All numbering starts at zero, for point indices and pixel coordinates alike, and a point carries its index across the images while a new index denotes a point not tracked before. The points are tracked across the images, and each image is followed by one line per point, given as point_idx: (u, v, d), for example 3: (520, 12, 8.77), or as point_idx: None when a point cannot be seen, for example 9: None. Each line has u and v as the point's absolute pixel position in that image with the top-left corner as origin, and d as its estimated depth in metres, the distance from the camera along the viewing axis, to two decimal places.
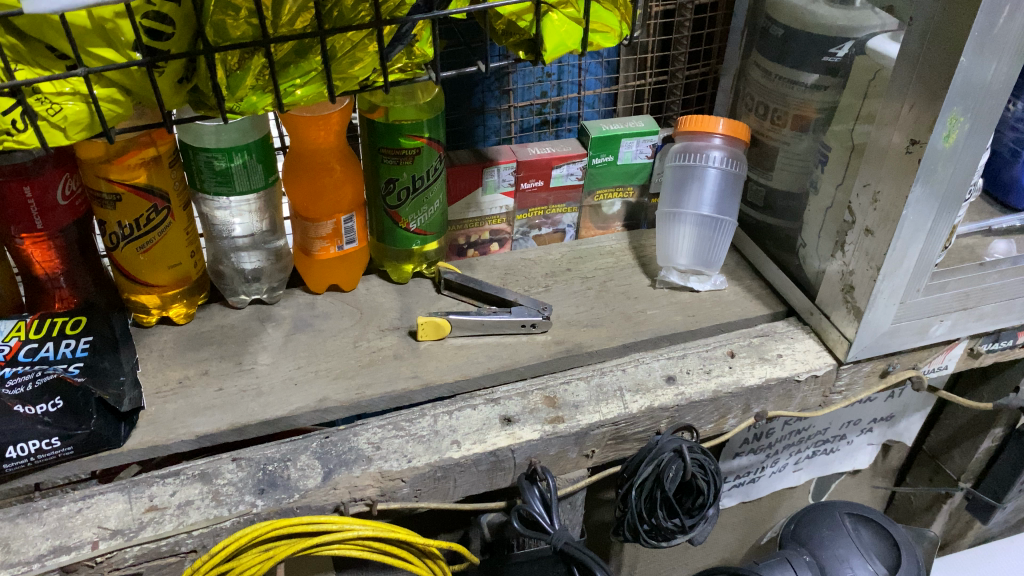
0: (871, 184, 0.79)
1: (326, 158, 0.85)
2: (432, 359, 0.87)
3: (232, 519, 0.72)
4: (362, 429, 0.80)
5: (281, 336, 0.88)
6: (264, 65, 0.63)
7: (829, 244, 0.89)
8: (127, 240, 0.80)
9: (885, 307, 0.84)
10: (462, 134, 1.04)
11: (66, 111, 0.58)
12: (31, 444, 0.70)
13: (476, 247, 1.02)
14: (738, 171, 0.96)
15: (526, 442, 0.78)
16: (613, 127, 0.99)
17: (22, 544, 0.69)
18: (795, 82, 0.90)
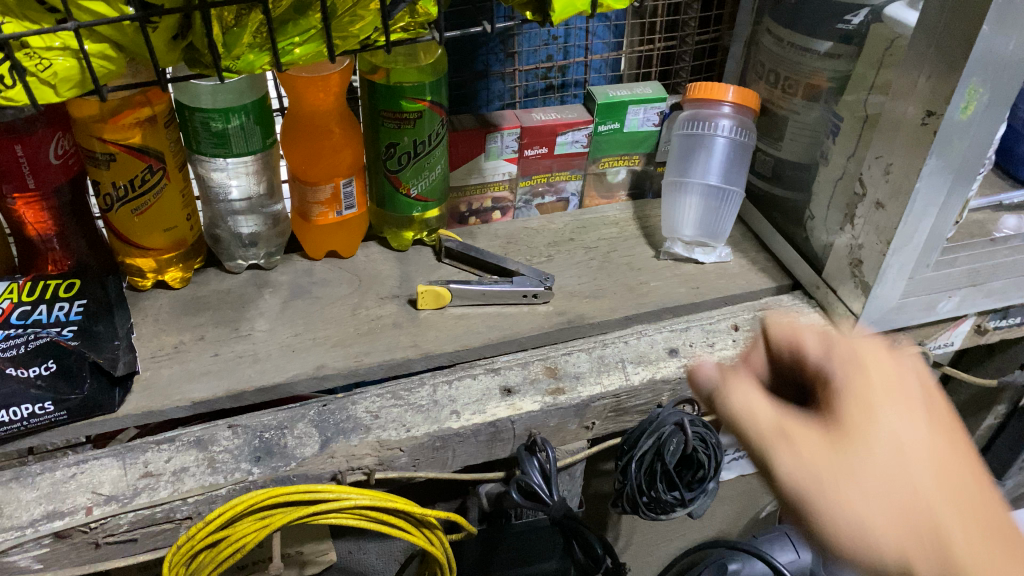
0: (883, 156, 0.77)
1: (325, 120, 0.83)
2: (432, 328, 0.85)
3: (228, 486, 0.71)
4: (360, 398, 0.79)
5: (278, 303, 0.87)
6: (262, 22, 0.60)
7: (838, 217, 0.87)
8: (121, 202, 0.78)
9: (894, 282, 0.82)
10: (464, 98, 1.00)
11: (56, 68, 0.55)
12: (24, 408, 0.69)
13: (477, 215, 1.00)
14: (746, 141, 0.94)
15: (526, 414, 0.78)
16: (619, 93, 0.96)
17: (15, 509, 0.69)
18: (808, 50, 0.88)
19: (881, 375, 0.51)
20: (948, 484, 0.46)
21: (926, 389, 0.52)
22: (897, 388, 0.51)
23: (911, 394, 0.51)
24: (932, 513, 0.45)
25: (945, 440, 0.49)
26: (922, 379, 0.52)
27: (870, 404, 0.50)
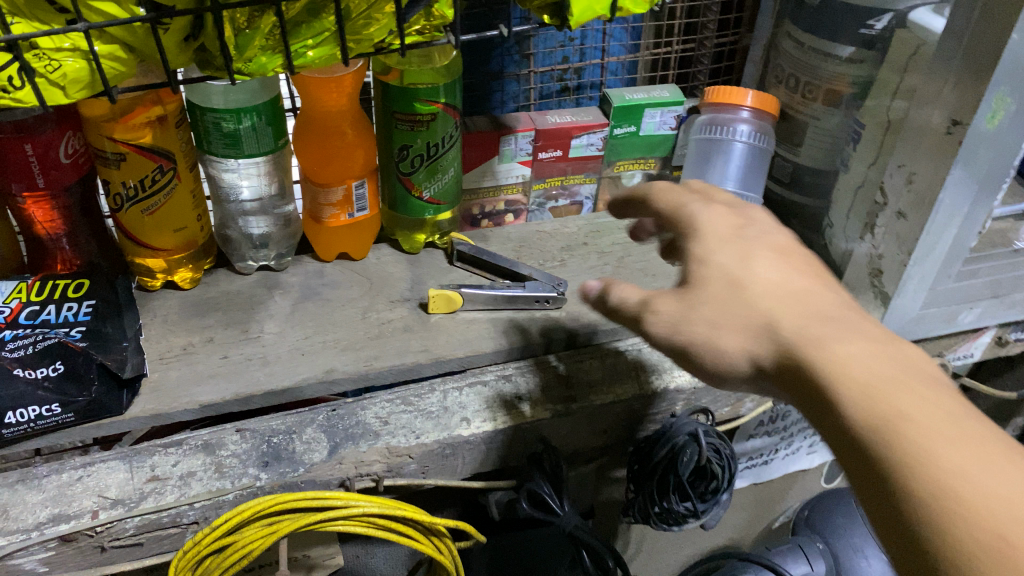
0: (906, 165, 0.76)
1: (338, 122, 0.82)
2: (443, 332, 0.84)
3: (235, 492, 0.70)
4: (369, 403, 0.78)
5: (288, 305, 0.86)
6: (275, 24, 0.59)
7: (858, 226, 0.85)
8: (131, 202, 0.78)
9: (914, 293, 0.81)
10: (478, 99, 0.99)
11: (66, 69, 0.54)
12: (30, 410, 0.69)
13: (490, 218, 1.00)
14: (765, 146, 0.93)
15: (537, 422, 0.76)
16: (636, 96, 0.95)
17: (20, 511, 0.68)
18: (829, 55, 0.86)
19: (718, 226, 0.60)
20: (792, 300, 0.54)
21: (772, 245, 0.59)
22: (732, 239, 0.59)
23: (753, 240, 0.59)
24: (769, 322, 0.53)
25: (796, 268, 0.57)
26: (773, 240, 0.59)
27: (710, 245, 0.59)
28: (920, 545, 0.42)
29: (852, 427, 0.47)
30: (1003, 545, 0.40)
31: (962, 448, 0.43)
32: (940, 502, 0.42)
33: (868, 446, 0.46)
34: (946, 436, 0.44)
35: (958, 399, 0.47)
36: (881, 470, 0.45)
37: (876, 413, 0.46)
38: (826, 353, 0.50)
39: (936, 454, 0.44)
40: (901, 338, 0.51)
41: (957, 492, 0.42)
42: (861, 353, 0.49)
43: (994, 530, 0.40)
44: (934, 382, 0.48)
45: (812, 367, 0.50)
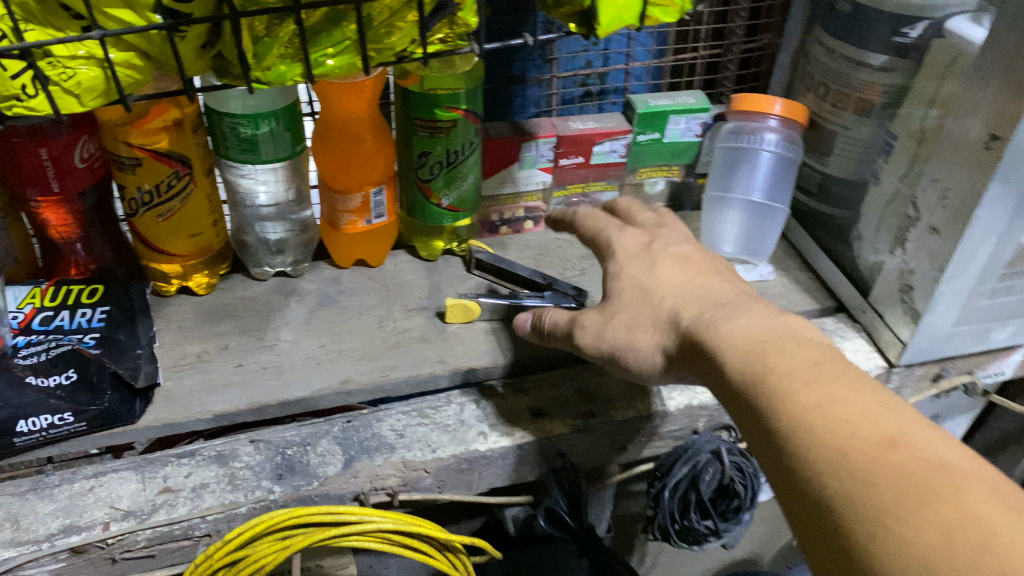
0: (940, 179, 0.74)
1: (357, 127, 0.80)
2: (460, 343, 0.82)
3: (248, 505, 0.69)
4: (385, 416, 0.76)
5: (304, 312, 0.85)
6: (294, 33, 0.57)
7: (888, 239, 0.83)
8: (146, 206, 0.77)
9: (946, 310, 0.78)
10: (499, 104, 0.97)
11: (80, 77, 0.52)
12: (43, 418, 0.68)
13: (510, 224, 0.98)
14: (794, 156, 0.90)
15: (556, 437, 0.75)
16: (661, 102, 0.93)
17: (31, 521, 0.67)
18: (861, 63, 0.83)
19: (628, 246, 0.73)
20: (690, 291, 0.66)
21: (675, 258, 0.70)
22: (641, 256, 0.72)
23: (659, 253, 0.71)
24: (670, 318, 0.64)
25: (695, 270, 0.69)
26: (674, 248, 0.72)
27: (620, 263, 0.72)
28: (785, 470, 0.50)
29: (733, 383, 0.56)
30: (846, 458, 0.47)
31: (816, 388, 0.51)
32: (799, 432, 0.50)
33: (745, 399, 0.54)
34: (805, 379, 0.52)
35: (828, 355, 0.55)
36: (757, 415, 0.53)
37: (752, 373, 0.55)
38: (717, 332, 0.59)
39: (794, 395, 0.52)
40: (785, 314, 0.60)
41: (814, 421, 0.50)
42: (746, 328, 0.58)
43: (840, 445, 0.48)
44: (805, 344, 0.56)
45: (697, 340, 0.60)
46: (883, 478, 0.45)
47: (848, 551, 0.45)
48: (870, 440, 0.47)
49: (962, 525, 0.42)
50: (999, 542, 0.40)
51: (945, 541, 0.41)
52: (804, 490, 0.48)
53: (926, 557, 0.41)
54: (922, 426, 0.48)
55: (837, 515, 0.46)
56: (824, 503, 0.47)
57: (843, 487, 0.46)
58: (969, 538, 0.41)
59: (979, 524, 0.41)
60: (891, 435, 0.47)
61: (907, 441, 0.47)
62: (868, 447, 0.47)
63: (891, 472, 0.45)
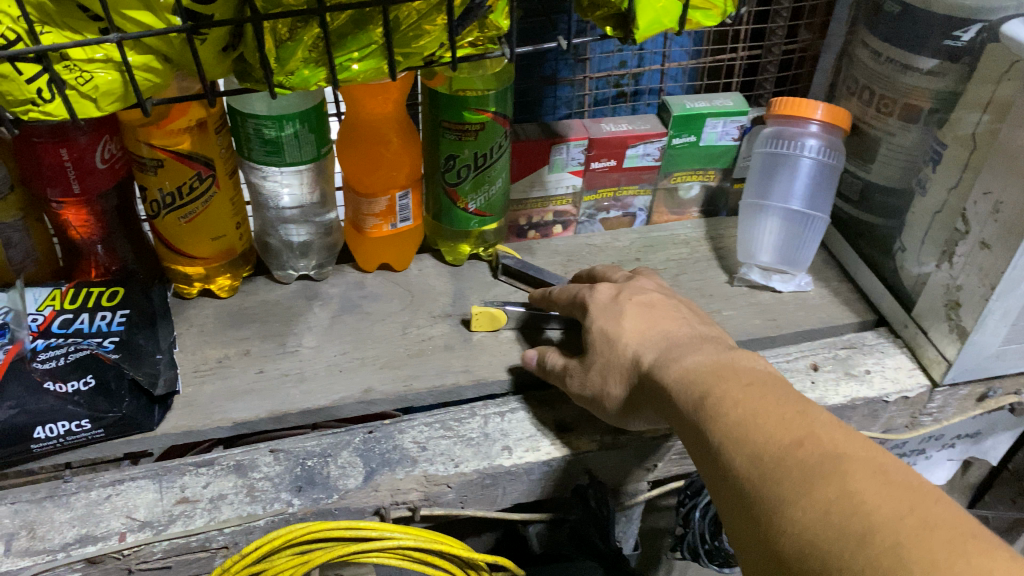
0: (993, 192, 0.70)
1: (383, 130, 0.78)
2: (486, 352, 0.80)
3: (267, 518, 0.67)
4: (407, 427, 0.74)
5: (327, 318, 0.83)
6: (319, 36, 0.55)
7: (934, 252, 0.79)
8: (168, 209, 0.75)
9: (995, 329, 0.74)
10: (530, 105, 0.95)
11: (97, 81, 0.50)
12: (60, 425, 0.66)
13: (537, 229, 0.95)
14: (835, 163, 0.86)
15: (583, 454, 0.72)
16: (697, 104, 0.90)
17: (48, 530, 0.66)
18: (908, 66, 0.79)
19: (599, 301, 0.72)
20: (654, 335, 0.66)
21: (636, 300, 0.70)
22: (608, 305, 0.71)
23: (623, 302, 0.70)
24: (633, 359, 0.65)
25: (661, 315, 0.68)
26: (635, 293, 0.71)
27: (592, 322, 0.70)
28: (713, 480, 0.53)
29: (677, 407, 0.58)
30: (757, 461, 0.49)
31: (742, 402, 0.54)
32: (723, 444, 0.52)
33: (687, 422, 0.57)
34: (733, 397, 0.55)
35: (762, 374, 0.57)
36: (695, 434, 0.56)
37: (690, 400, 0.57)
38: (664, 368, 0.62)
39: (722, 415, 0.54)
40: (734, 347, 0.62)
41: (736, 433, 0.52)
42: (691, 363, 0.60)
43: (753, 451, 0.50)
44: (740, 368, 0.59)
45: (651, 374, 0.62)
46: (785, 474, 0.48)
47: (759, 544, 0.48)
48: (780, 444, 0.50)
49: (839, 502, 0.45)
50: (869, 514, 0.43)
51: (825, 518, 0.44)
52: (728, 496, 0.51)
53: (810, 534, 0.44)
54: (833, 427, 0.51)
55: (751, 514, 0.49)
56: (740, 504, 0.50)
57: (752, 487, 0.49)
58: (844, 514, 0.44)
59: (855, 501, 0.44)
60: (798, 437, 0.49)
61: (813, 441, 0.49)
62: (779, 450, 0.49)
63: (793, 468, 0.48)
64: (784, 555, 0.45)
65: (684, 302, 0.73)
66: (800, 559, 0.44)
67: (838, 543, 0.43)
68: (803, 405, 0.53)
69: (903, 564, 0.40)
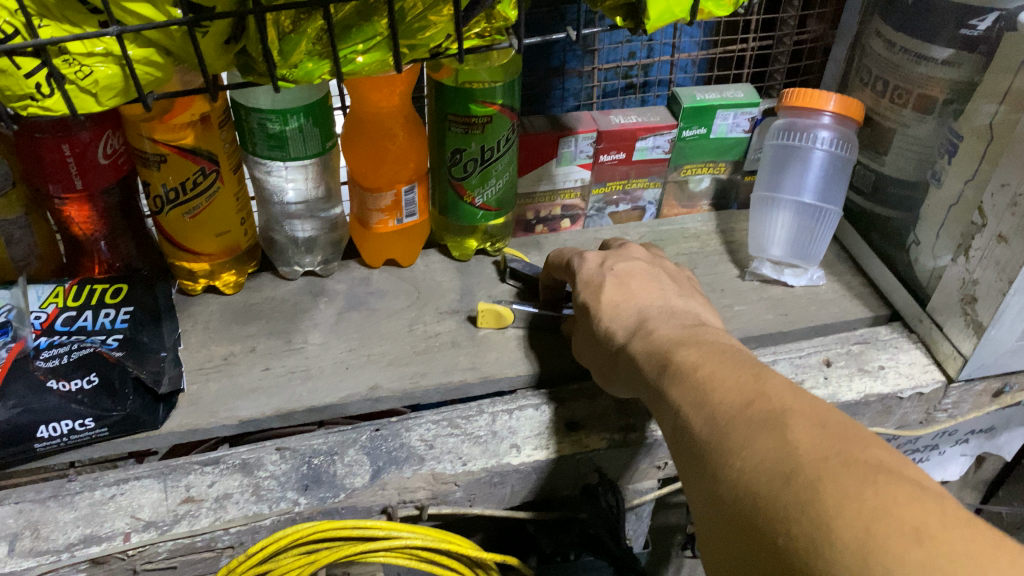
0: (1011, 184, 0.69)
1: (388, 123, 0.77)
2: (494, 349, 0.79)
3: (273, 517, 0.67)
4: (414, 425, 0.73)
5: (333, 314, 0.82)
6: (322, 28, 0.54)
7: (949, 246, 0.78)
8: (171, 204, 0.74)
9: (1012, 324, 0.73)
10: (538, 97, 0.94)
11: (97, 75, 0.49)
12: (64, 424, 0.66)
13: (545, 223, 0.94)
14: (847, 155, 0.84)
15: (592, 452, 0.71)
16: (708, 96, 0.88)
17: (52, 530, 0.66)
18: (923, 56, 0.78)
19: (585, 271, 0.71)
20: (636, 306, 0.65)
21: (619, 270, 0.69)
22: (592, 275, 0.70)
23: (607, 273, 0.69)
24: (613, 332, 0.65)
25: (641, 285, 0.68)
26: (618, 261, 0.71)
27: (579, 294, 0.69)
28: (671, 442, 0.53)
29: (643, 375, 0.59)
30: (708, 419, 0.50)
31: (701, 368, 0.55)
32: (680, 406, 0.53)
33: (652, 391, 0.58)
34: (692, 362, 0.55)
35: (724, 345, 0.58)
36: (659, 401, 0.56)
37: (655, 366, 0.58)
38: (635, 338, 0.62)
39: (681, 379, 0.55)
40: (706, 324, 0.62)
41: (693, 396, 0.53)
42: (662, 333, 0.61)
43: (707, 410, 0.51)
44: (706, 338, 0.59)
45: (624, 348, 0.62)
46: (732, 428, 0.49)
47: (705, 498, 0.49)
48: (731, 402, 0.50)
49: (776, 450, 0.45)
50: (802, 459, 0.44)
51: (761, 464, 0.45)
52: (681, 455, 0.52)
53: (747, 479, 0.45)
54: (784, 387, 0.51)
55: (699, 468, 0.49)
56: (690, 460, 0.50)
57: (701, 442, 0.50)
58: (777, 461, 0.45)
59: (789, 448, 0.45)
60: (748, 395, 0.50)
61: (761, 398, 0.50)
62: (728, 408, 0.50)
63: (739, 422, 0.49)
64: (723, 501, 0.46)
65: (669, 270, 0.72)
66: (736, 504, 0.45)
67: (770, 487, 0.44)
68: (760, 368, 0.54)
69: (823, 499, 0.41)
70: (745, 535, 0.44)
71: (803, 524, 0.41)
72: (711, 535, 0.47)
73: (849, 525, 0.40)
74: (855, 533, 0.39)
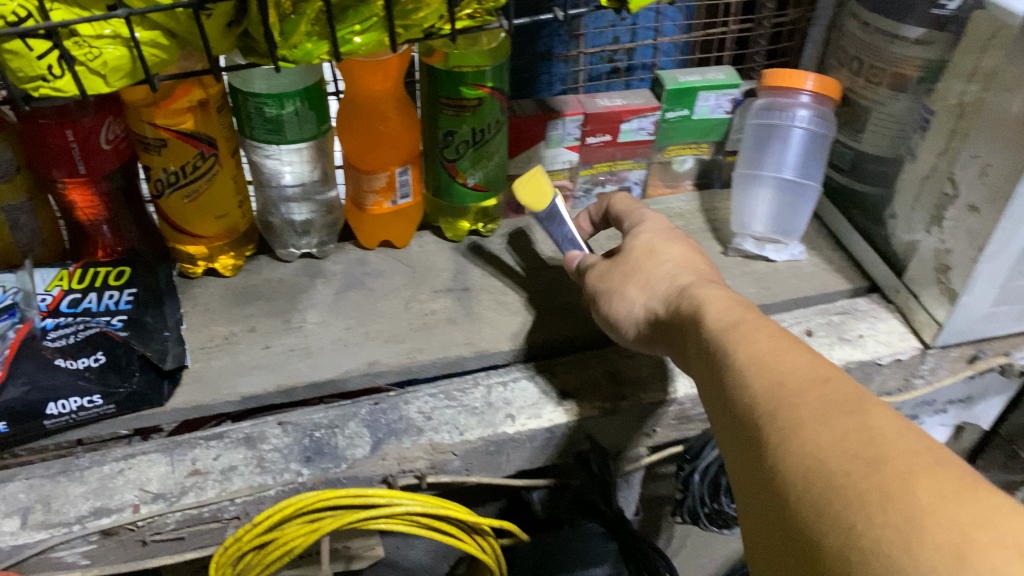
0: (982, 156, 0.72)
1: (382, 107, 0.79)
2: (488, 325, 0.82)
3: (277, 488, 0.69)
4: (412, 398, 0.76)
5: (331, 294, 0.84)
6: (321, 10, 0.56)
7: (923, 218, 0.81)
8: (172, 188, 0.76)
9: (984, 291, 0.76)
10: (526, 82, 0.96)
11: (106, 57, 0.51)
12: (72, 401, 0.68)
13: (536, 204, 0.96)
14: (825, 132, 0.88)
15: (584, 420, 0.74)
16: (690, 78, 0.91)
17: (62, 503, 0.68)
18: (896, 36, 0.81)
19: (644, 235, 0.73)
20: (684, 273, 0.66)
21: (682, 244, 0.71)
22: (654, 240, 0.72)
23: (668, 241, 0.71)
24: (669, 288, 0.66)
25: (698, 262, 0.69)
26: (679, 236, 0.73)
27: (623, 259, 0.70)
28: (728, 406, 0.52)
29: (693, 346, 0.59)
30: (779, 388, 0.49)
31: (770, 340, 0.54)
32: (741, 374, 0.52)
33: (704, 361, 0.57)
34: (760, 333, 0.55)
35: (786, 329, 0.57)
36: (711, 369, 0.55)
37: (715, 328, 0.57)
38: (689, 304, 0.62)
39: (745, 344, 0.54)
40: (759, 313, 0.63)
41: (759, 362, 0.52)
42: (722, 300, 0.60)
43: (777, 379, 0.50)
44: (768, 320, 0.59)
45: (678, 307, 0.63)
46: (806, 405, 0.47)
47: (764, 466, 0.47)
48: (805, 378, 0.50)
49: (860, 431, 0.44)
50: (886, 445, 0.43)
51: (842, 443, 0.44)
52: (738, 421, 0.51)
53: (822, 454, 0.44)
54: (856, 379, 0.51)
55: (763, 435, 0.48)
56: (751, 426, 0.49)
57: (768, 411, 0.49)
58: (860, 443, 0.44)
59: (874, 434, 0.44)
60: (823, 376, 0.49)
61: (840, 382, 0.49)
62: (802, 383, 0.49)
63: (814, 400, 0.48)
64: (788, 471, 0.45)
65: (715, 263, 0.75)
66: (803, 479, 0.44)
67: (849, 468, 0.43)
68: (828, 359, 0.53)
69: (911, 489, 0.40)
70: (811, 509, 0.43)
71: (890, 509, 0.40)
72: (768, 505, 0.46)
73: (940, 521, 0.38)
74: (948, 530, 0.38)
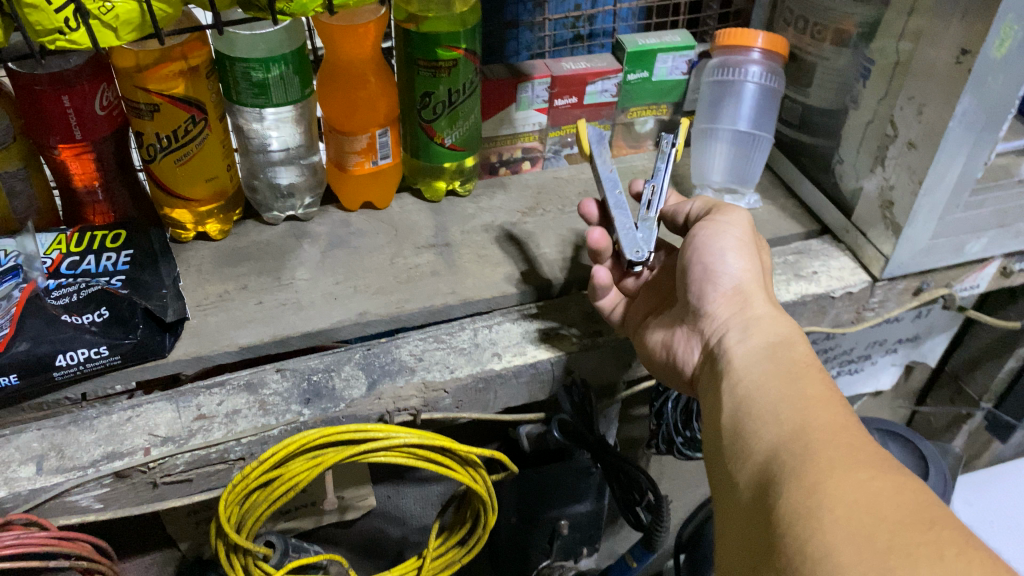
0: (917, 97, 0.79)
1: (362, 70, 0.84)
2: (470, 276, 0.87)
3: (280, 427, 0.73)
4: (403, 342, 0.81)
5: (317, 252, 0.89)
6: None
7: (868, 160, 0.88)
8: (164, 152, 0.80)
9: (925, 222, 0.83)
10: (495, 49, 1.01)
11: (117, 10, 0.56)
12: (80, 352, 0.71)
13: (508, 165, 1.01)
14: (775, 86, 0.94)
15: (565, 355, 0.79)
16: (648, 42, 0.97)
17: (75, 450, 0.71)
18: None
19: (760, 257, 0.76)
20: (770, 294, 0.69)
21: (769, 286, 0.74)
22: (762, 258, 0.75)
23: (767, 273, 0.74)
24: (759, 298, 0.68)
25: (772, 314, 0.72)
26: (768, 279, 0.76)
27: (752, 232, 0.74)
28: (774, 430, 0.54)
29: (748, 368, 0.61)
30: (839, 433, 0.51)
31: (836, 397, 0.56)
32: (803, 410, 0.54)
33: (755, 387, 0.59)
34: (827, 386, 0.57)
35: None
36: (763, 396, 0.57)
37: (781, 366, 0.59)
38: (758, 335, 0.64)
39: (813, 390, 0.56)
40: None
41: (824, 407, 0.54)
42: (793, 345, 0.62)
43: (837, 425, 0.52)
44: None
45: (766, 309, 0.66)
46: (865, 454, 0.49)
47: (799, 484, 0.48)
48: (866, 437, 0.51)
49: (918, 493, 0.45)
50: (940, 512, 0.44)
51: (898, 495, 0.45)
52: (784, 439, 0.52)
53: (875, 497, 0.45)
54: None
55: (810, 461, 0.49)
56: (800, 450, 0.51)
57: (822, 444, 0.50)
58: (915, 501, 0.45)
59: (932, 499, 0.45)
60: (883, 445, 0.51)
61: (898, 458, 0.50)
62: (862, 438, 0.51)
63: (871, 454, 0.49)
64: (832, 498, 0.46)
65: None
66: (845, 509, 0.45)
67: (900, 516, 0.44)
68: None
69: (961, 551, 0.41)
70: (850, 538, 0.43)
71: (938, 564, 0.40)
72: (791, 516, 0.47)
73: None
74: None
